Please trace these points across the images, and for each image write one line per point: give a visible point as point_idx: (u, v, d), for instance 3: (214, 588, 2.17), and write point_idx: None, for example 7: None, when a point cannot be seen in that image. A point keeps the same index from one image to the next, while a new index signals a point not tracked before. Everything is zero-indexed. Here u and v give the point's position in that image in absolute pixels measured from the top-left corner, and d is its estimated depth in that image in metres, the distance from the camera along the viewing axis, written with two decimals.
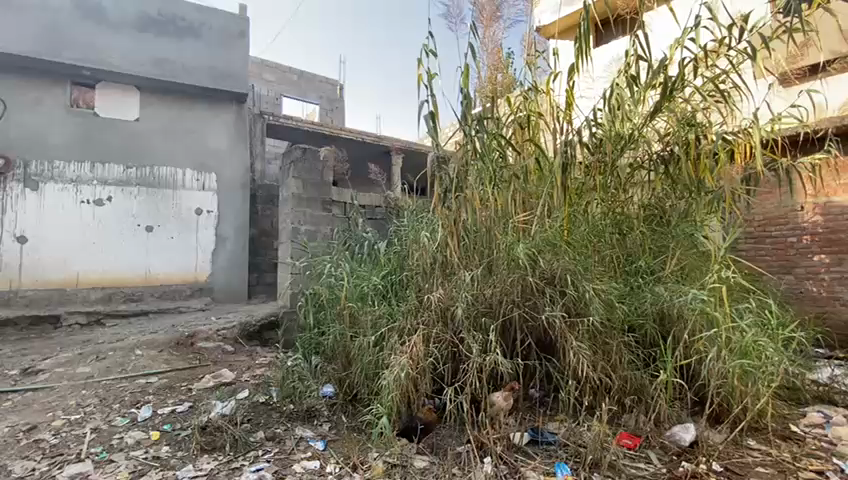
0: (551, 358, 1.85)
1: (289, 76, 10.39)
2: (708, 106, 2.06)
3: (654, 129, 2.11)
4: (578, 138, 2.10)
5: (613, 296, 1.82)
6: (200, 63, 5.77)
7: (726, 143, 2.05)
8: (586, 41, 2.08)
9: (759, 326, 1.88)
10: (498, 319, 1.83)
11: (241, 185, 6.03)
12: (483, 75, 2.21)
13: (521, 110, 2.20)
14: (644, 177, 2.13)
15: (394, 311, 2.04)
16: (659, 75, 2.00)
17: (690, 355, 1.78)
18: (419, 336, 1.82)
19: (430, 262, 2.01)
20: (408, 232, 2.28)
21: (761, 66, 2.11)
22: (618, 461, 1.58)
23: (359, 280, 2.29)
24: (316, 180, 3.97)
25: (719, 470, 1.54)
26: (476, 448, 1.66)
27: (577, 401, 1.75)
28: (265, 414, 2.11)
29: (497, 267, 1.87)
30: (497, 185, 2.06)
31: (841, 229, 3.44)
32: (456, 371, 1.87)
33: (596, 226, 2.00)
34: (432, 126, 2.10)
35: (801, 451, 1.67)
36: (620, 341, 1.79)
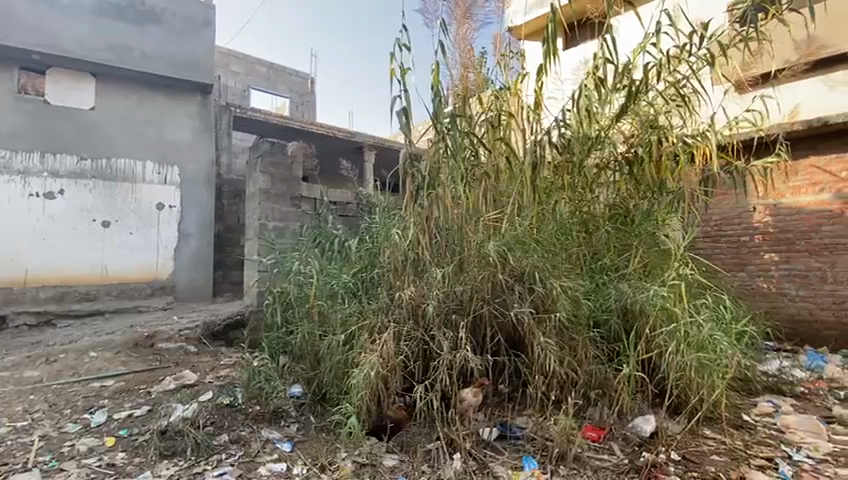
0: (520, 355, 1.88)
1: (258, 69, 10.11)
2: (670, 109, 2.14)
3: (619, 131, 2.17)
4: (547, 139, 2.14)
5: (580, 292, 1.87)
6: (161, 50, 5.52)
7: (687, 145, 2.15)
8: (553, 44, 2.11)
9: (715, 320, 1.97)
10: (468, 316, 1.84)
11: (206, 179, 5.80)
12: (455, 75, 2.24)
13: (492, 109, 2.20)
14: (610, 178, 2.19)
15: (365, 309, 1.99)
16: (623, 79, 2.09)
17: (651, 349, 1.84)
18: (389, 335, 1.80)
19: (400, 260, 1.99)
20: (379, 229, 2.25)
21: (718, 73, 2.21)
22: (583, 453, 1.64)
23: (329, 278, 2.25)
24: (285, 176, 3.87)
25: (677, 459, 1.61)
26: (446, 445, 1.67)
27: (545, 396, 1.78)
28: (229, 417, 2.02)
29: (468, 264, 1.88)
30: (469, 183, 2.06)
31: (789, 229, 3.67)
32: (427, 369, 1.86)
33: (563, 225, 2.06)
34: (406, 122, 2.08)
35: (752, 439, 1.77)
36: (586, 337, 1.83)
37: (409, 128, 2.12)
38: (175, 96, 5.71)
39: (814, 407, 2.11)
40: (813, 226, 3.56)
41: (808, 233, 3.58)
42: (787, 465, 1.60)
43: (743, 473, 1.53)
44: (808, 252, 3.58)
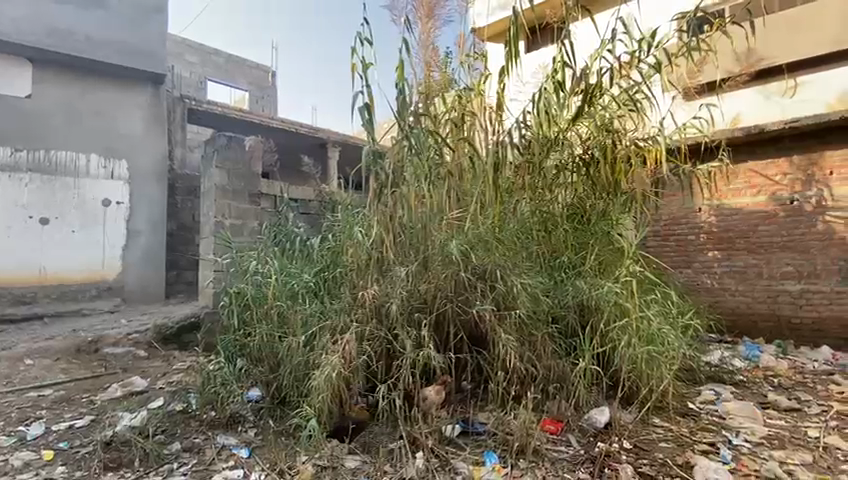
0: (482, 351, 1.91)
1: (216, 60, 9.70)
2: (623, 114, 2.23)
3: (577, 133, 2.24)
4: (509, 139, 2.18)
5: (539, 289, 1.92)
6: (108, 36, 5.15)
7: (639, 149, 2.25)
8: (515, 46, 2.15)
9: (663, 315, 2.07)
10: (431, 314, 1.85)
11: (158, 174, 5.49)
12: (418, 73, 2.24)
13: (455, 109, 2.22)
14: (568, 179, 2.25)
15: (327, 309, 1.96)
16: (581, 83, 2.17)
17: (606, 343, 1.91)
18: (352, 335, 1.77)
19: (364, 259, 1.96)
20: (341, 228, 2.21)
21: (666, 79, 2.33)
22: (542, 446, 1.67)
23: (289, 278, 2.18)
24: (243, 172, 3.73)
25: (628, 447, 1.69)
26: (408, 444, 1.67)
27: (505, 391, 1.82)
28: (181, 424, 2.00)
29: (432, 262, 1.88)
30: (432, 181, 2.06)
31: (731, 228, 3.93)
32: (389, 368, 1.84)
33: (524, 224, 2.12)
34: (368, 118, 2.07)
35: (696, 425, 1.88)
36: (544, 332, 1.88)
37: (372, 126, 2.10)
38: (124, 86, 5.37)
39: (751, 394, 2.28)
40: (751, 226, 3.84)
41: (747, 232, 3.85)
42: (727, 449, 1.71)
43: (689, 459, 1.62)
44: (747, 250, 3.86)
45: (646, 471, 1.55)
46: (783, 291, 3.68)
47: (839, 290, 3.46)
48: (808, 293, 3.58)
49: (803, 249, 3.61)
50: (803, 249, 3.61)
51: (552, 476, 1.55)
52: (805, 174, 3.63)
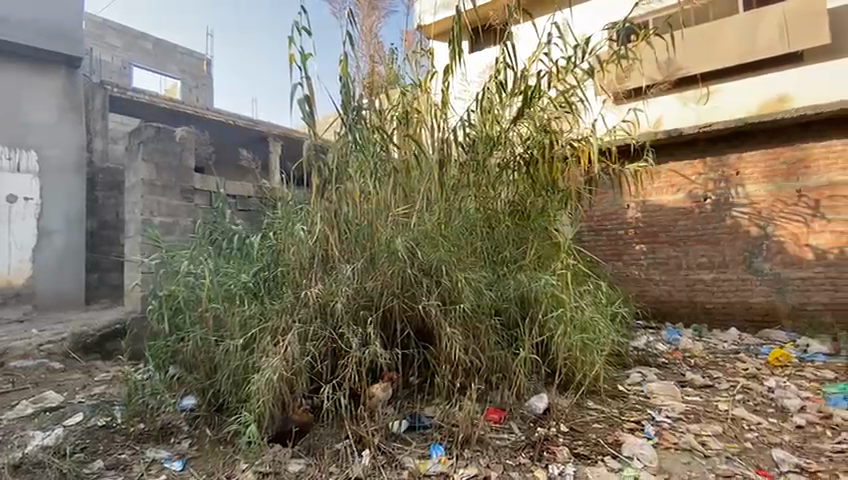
0: (428, 346, 1.92)
1: (142, 44, 8.96)
2: (560, 115, 2.34)
3: (517, 133, 2.33)
4: (453, 137, 2.21)
5: (482, 283, 1.96)
6: (12, 11, 4.56)
7: (573, 149, 2.37)
8: (459, 45, 2.19)
9: (595, 304, 2.21)
10: (377, 311, 1.84)
11: (75, 167, 4.98)
12: (362, 67, 2.21)
13: (398, 106, 2.23)
14: (510, 177, 2.32)
15: (267, 310, 1.88)
16: (520, 85, 2.26)
17: (544, 333, 2.01)
18: (294, 336, 1.72)
19: (307, 257, 1.91)
20: (281, 224, 2.13)
21: (597, 83, 2.48)
22: (486, 435, 1.72)
23: (227, 279, 2.06)
24: (174, 165, 3.49)
25: (565, 431, 1.79)
26: (354, 443, 1.66)
27: (451, 384, 1.85)
28: (105, 440, 1.83)
29: (378, 259, 1.87)
30: (377, 177, 2.04)
31: (655, 223, 4.27)
32: (334, 367, 1.81)
33: (470, 221, 2.13)
34: (307, 111, 2.00)
35: (624, 405, 2.03)
36: (488, 324, 1.93)
37: (313, 118, 2.04)
38: (32, 68, 4.78)
39: (671, 374, 2.50)
40: (672, 221, 4.20)
41: (669, 227, 4.21)
42: (651, 425, 1.87)
43: (618, 437, 1.75)
44: (668, 243, 4.22)
45: (581, 452, 1.66)
46: (699, 280, 4.07)
47: (744, 278, 3.89)
48: (719, 281, 3.98)
49: (715, 242, 4.01)
50: (715, 242, 4.01)
51: (496, 464, 1.61)
52: (716, 174, 4.03)
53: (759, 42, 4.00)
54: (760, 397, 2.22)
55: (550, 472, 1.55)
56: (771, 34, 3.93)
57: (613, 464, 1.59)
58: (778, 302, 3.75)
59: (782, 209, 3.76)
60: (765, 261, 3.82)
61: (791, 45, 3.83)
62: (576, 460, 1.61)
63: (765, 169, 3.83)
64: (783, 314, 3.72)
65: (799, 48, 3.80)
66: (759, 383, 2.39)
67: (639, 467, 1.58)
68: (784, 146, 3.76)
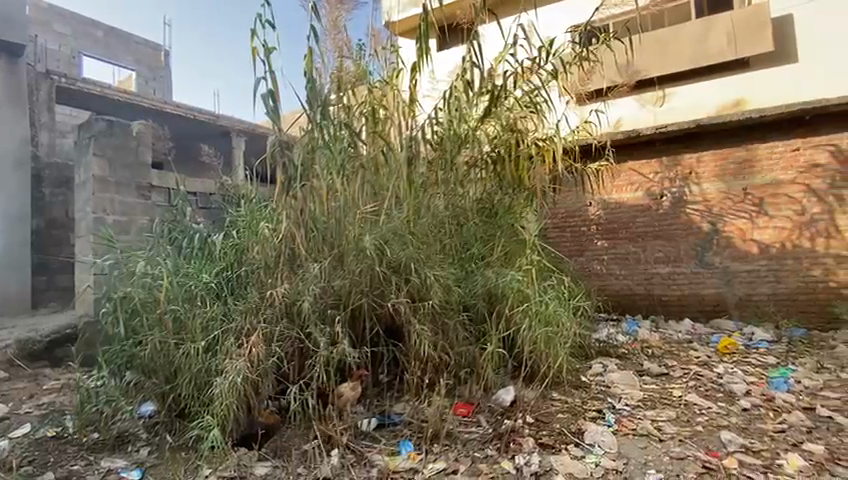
0: (398, 343, 1.93)
1: (92, 32, 8.42)
2: (525, 115, 2.39)
3: (484, 131, 2.36)
4: (421, 135, 2.22)
5: (451, 280, 1.97)
6: None
7: (538, 148, 2.44)
8: (426, 43, 2.18)
9: (559, 299, 2.27)
10: (345, 310, 1.83)
11: (17, 162, 4.64)
12: (329, 62, 2.19)
13: (366, 102, 2.20)
14: (478, 175, 2.35)
15: (231, 311, 1.83)
16: (487, 84, 2.29)
17: (510, 328, 2.05)
18: (259, 337, 1.68)
19: (273, 256, 1.88)
20: (245, 223, 2.07)
21: (561, 85, 2.55)
22: (454, 430, 1.75)
23: (187, 279, 1.99)
24: (129, 161, 3.33)
25: (531, 421, 1.84)
26: (323, 443, 1.64)
27: (420, 380, 1.86)
28: (55, 451, 1.77)
29: (346, 257, 1.85)
30: (345, 173, 2.02)
31: (616, 220, 4.45)
32: (302, 368, 1.79)
33: (438, 218, 2.13)
34: (272, 107, 1.98)
35: (587, 395, 2.11)
36: (456, 320, 1.95)
37: (277, 113, 2.01)
38: None
39: (630, 364, 2.62)
40: (631, 217, 4.38)
41: (628, 223, 4.39)
42: (611, 413, 1.95)
43: (580, 426, 1.82)
44: (628, 239, 4.40)
45: (545, 441, 1.72)
46: (656, 274, 4.27)
47: (696, 271, 4.12)
48: (674, 275, 4.20)
49: (671, 237, 4.22)
50: (671, 237, 4.22)
51: (464, 457, 1.64)
52: (671, 173, 4.24)
53: (710, 48, 4.23)
54: (711, 383, 2.36)
55: (516, 463, 1.59)
56: (721, 40, 4.16)
57: (575, 452, 1.66)
58: (727, 294, 3.99)
59: (730, 206, 4.00)
60: (716, 255, 4.05)
61: (738, 52, 4.07)
62: (541, 449, 1.67)
63: (715, 168, 4.07)
64: (731, 305, 3.97)
65: (745, 55, 4.06)
66: (710, 370, 2.54)
67: (599, 454, 1.65)
68: (732, 147, 4.00)
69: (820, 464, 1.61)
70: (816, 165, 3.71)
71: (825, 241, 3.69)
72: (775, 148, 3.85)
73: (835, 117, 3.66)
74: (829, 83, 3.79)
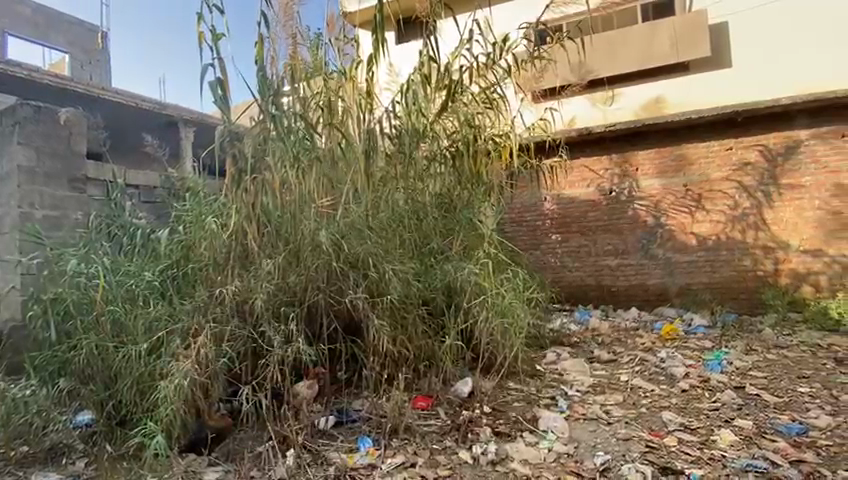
0: (356, 340, 1.90)
1: (19, 9, 7.66)
2: (482, 110, 2.43)
3: (442, 126, 2.36)
4: (380, 128, 2.18)
5: (410, 274, 1.94)
6: None
7: (495, 145, 2.52)
8: (382, 33, 2.13)
9: (515, 291, 2.31)
10: (301, 307, 1.78)
11: None
12: (281, 51, 2.11)
13: (322, 92, 2.14)
14: (438, 169, 2.34)
15: (176, 311, 1.74)
16: (444, 78, 2.29)
17: (468, 320, 2.07)
18: (207, 337, 1.62)
19: (222, 253, 1.81)
20: (191, 217, 1.97)
21: (515, 82, 2.59)
22: (413, 423, 1.75)
23: (127, 278, 1.87)
24: (59, 151, 3.06)
25: (488, 411, 1.87)
26: (278, 444, 1.60)
27: (379, 376, 1.85)
28: None
29: (302, 253, 1.79)
30: (300, 166, 1.95)
31: (568, 215, 4.62)
32: (255, 367, 1.74)
33: (397, 212, 2.10)
34: (221, 96, 1.87)
35: (541, 383, 2.18)
36: (416, 314, 1.93)
37: (226, 102, 1.90)
38: None
39: (582, 351, 2.73)
40: (583, 212, 4.57)
41: (580, 217, 4.58)
42: (563, 399, 2.04)
43: (535, 413, 1.88)
44: (580, 232, 4.59)
45: (502, 430, 1.76)
46: (605, 266, 4.48)
47: (642, 262, 4.36)
48: (622, 266, 4.42)
49: (619, 231, 4.44)
50: (619, 231, 4.44)
51: (422, 450, 1.64)
52: (619, 169, 4.45)
53: (654, 51, 4.45)
54: (654, 367, 2.51)
55: (473, 452, 1.62)
56: (664, 44, 4.39)
57: (530, 439, 1.72)
58: (669, 283, 4.26)
59: (672, 201, 4.26)
60: (659, 247, 4.31)
61: (681, 55, 4.31)
62: (497, 438, 1.71)
63: (658, 166, 4.31)
64: (673, 293, 4.24)
65: (687, 59, 4.30)
66: (653, 355, 2.71)
67: (552, 439, 1.72)
68: (673, 145, 4.26)
69: (748, 438, 1.77)
70: (746, 163, 4.03)
71: (755, 233, 4.02)
72: (711, 147, 4.14)
73: (763, 120, 3.98)
74: (760, 84, 4.10)
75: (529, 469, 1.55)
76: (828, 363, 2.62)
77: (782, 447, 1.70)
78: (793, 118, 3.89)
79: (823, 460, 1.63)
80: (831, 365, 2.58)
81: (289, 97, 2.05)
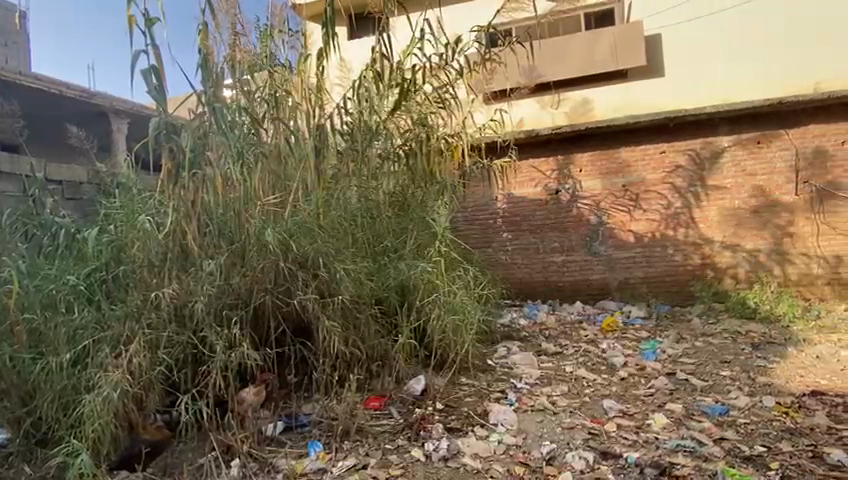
0: (306, 342, 1.84)
1: None
2: (435, 110, 2.44)
3: (395, 124, 2.34)
4: (331, 125, 2.13)
5: (363, 274, 1.91)
6: None
7: (448, 145, 2.53)
8: (332, 28, 2.05)
9: (466, 288, 2.33)
10: (247, 309, 1.71)
11: None
12: (223, 37, 2.00)
13: (268, 88, 2.06)
14: (391, 167, 2.32)
15: (104, 317, 1.61)
16: (396, 77, 2.26)
17: (420, 318, 2.07)
18: (140, 345, 1.52)
19: (158, 255, 1.69)
20: (122, 216, 1.82)
21: (467, 84, 2.61)
22: (365, 424, 1.74)
23: (46, 281, 1.69)
24: None
25: (441, 408, 1.89)
26: (221, 454, 1.54)
27: (330, 377, 1.80)
28: None
29: (248, 253, 1.72)
30: (245, 162, 1.86)
31: (518, 214, 4.76)
32: (196, 374, 1.66)
33: (350, 211, 2.06)
34: (156, 85, 1.73)
35: (492, 378, 2.22)
36: (368, 313, 1.91)
37: (162, 92, 1.76)
38: None
39: (530, 345, 2.83)
40: (532, 211, 4.73)
41: (529, 216, 4.73)
42: (513, 392, 2.09)
43: (486, 407, 1.92)
44: (529, 230, 4.74)
45: (453, 426, 1.78)
46: (552, 262, 4.67)
47: (586, 259, 4.59)
48: (567, 262, 4.63)
49: (565, 229, 4.64)
50: (565, 229, 4.64)
51: (375, 450, 1.63)
52: (565, 170, 4.64)
53: (596, 57, 4.64)
54: (596, 357, 2.65)
55: (425, 450, 1.63)
56: (607, 51, 4.60)
57: (481, 433, 1.75)
58: (610, 278, 4.52)
59: (612, 201, 4.52)
60: (601, 244, 4.56)
61: (620, 63, 4.54)
62: (449, 434, 1.73)
63: (600, 167, 4.55)
64: (614, 288, 4.51)
65: (625, 67, 4.55)
66: (596, 346, 2.86)
67: (501, 432, 1.77)
68: (614, 148, 4.51)
69: (678, 420, 1.91)
70: (677, 166, 4.36)
71: (685, 231, 4.35)
72: (646, 151, 4.44)
73: (691, 126, 4.31)
74: (687, 93, 4.46)
75: (479, 462, 1.58)
76: (745, 348, 2.89)
77: (707, 426, 1.86)
78: (716, 125, 4.25)
79: (741, 436, 1.80)
80: (748, 350, 2.85)
81: (231, 91, 1.98)
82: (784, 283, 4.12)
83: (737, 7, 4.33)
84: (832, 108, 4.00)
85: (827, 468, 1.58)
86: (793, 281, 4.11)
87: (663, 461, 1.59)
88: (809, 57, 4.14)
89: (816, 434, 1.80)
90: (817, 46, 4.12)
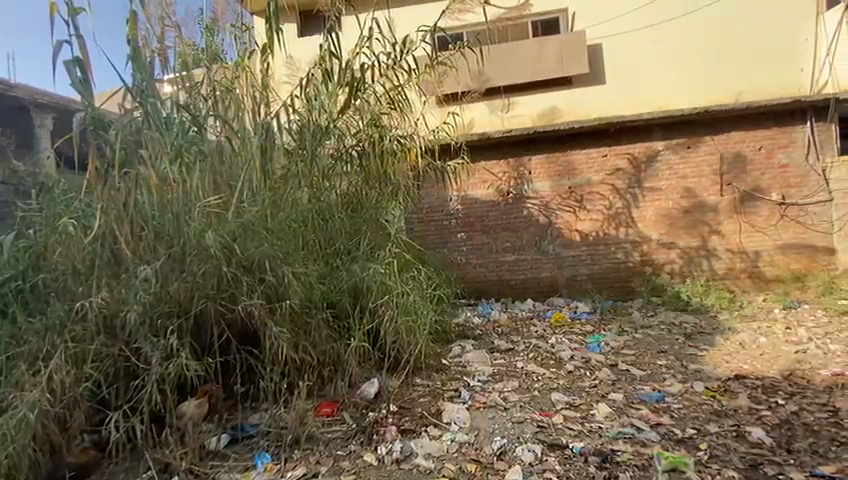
0: (253, 350, 1.76)
1: None
2: (388, 111, 2.39)
3: (346, 124, 2.28)
4: (278, 124, 2.06)
5: (312, 277, 1.85)
6: None
7: (397, 149, 2.42)
8: (276, 24, 1.98)
9: (420, 289, 2.32)
10: (187, 316, 1.60)
11: None
12: (154, 28, 1.88)
13: (211, 85, 1.97)
14: (343, 169, 2.27)
15: (21, 331, 1.49)
16: (346, 76, 2.23)
17: (373, 320, 2.05)
18: (61, 360, 1.40)
19: (84, 260, 1.57)
20: (40, 219, 1.68)
21: (418, 87, 2.59)
22: (316, 431, 1.69)
23: None
24: None
25: (394, 410, 1.87)
26: (158, 473, 1.47)
27: (278, 386, 1.73)
28: None
29: (187, 258, 1.61)
30: (184, 162, 1.73)
31: (472, 214, 4.85)
32: (129, 389, 1.54)
33: (300, 211, 1.99)
34: (81, 79, 1.62)
35: (445, 377, 2.24)
36: (320, 318, 1.86)
37: (87, 86, 1.65)
38: None
39: (484, 343, 2.88)
40: (485, 211, 4.83)
41: (483, 216, 4.83)
42: (466, 390, 2.12)
43: (439, 406, 1.94)
44: (482, 230, 4.84)
45: (406, 427, 1.78)
46: (505, 261, 4.80)
47: (537, 257, 4.75)
48: (519, 261, 4.78)
49: (516, 229, 4.78)
50: (516, 229, 4.78)
51: (326, 458, 1.60)
52: (516, 172, 4.78)
53: (543, 62, 4.79)
54: (546, 352, 2.75)
55: (378, 453, 1.62)
56: (553, 57, 4.77)
57: (434, 432, 1.76)
58: (559, 275, 4.72)
59: (560, 202, 4.72)
60: (550, 243, 4.74)
61: (565, 69, 4.73)
62: (402, 436, 1.72)
63: (547, 170, 4.73)
64: (562, 284, 4.71)
65: (571, 73, 4.74)
66: (546, 342, 2.96)
67: (454, 430, 1.79)
68: (561, 151, 4.70)
69: (620, 409, 2.02)
70: (618, 169, 4.62)
71: (626, 230, 4.62)
72: (590, 154, 4.67)
73: (631, 131, 4.59)
74: (626, 101, 4.74)
75: (432, 461, 1.59)
76: (679, 338, 3.12)
77: (645, 413, 1.99)
78: (652, 131, 4.55)
79: (676, 421, 1.93)
80: (682, 340, 3.08)
81: (171, 87, 1.89)
82: (712, 277, 4.49)
83: (667, 23, 4.68)
84: (750, 117, 4.41)
85: (748, 445, 1.74)
86: (719, 275, 4.49)
87: (605, 449, 1.68)
88: (730, 70, 4.55)
89: (741, 415, 1.97)
90: (735, 61, 4.55)
